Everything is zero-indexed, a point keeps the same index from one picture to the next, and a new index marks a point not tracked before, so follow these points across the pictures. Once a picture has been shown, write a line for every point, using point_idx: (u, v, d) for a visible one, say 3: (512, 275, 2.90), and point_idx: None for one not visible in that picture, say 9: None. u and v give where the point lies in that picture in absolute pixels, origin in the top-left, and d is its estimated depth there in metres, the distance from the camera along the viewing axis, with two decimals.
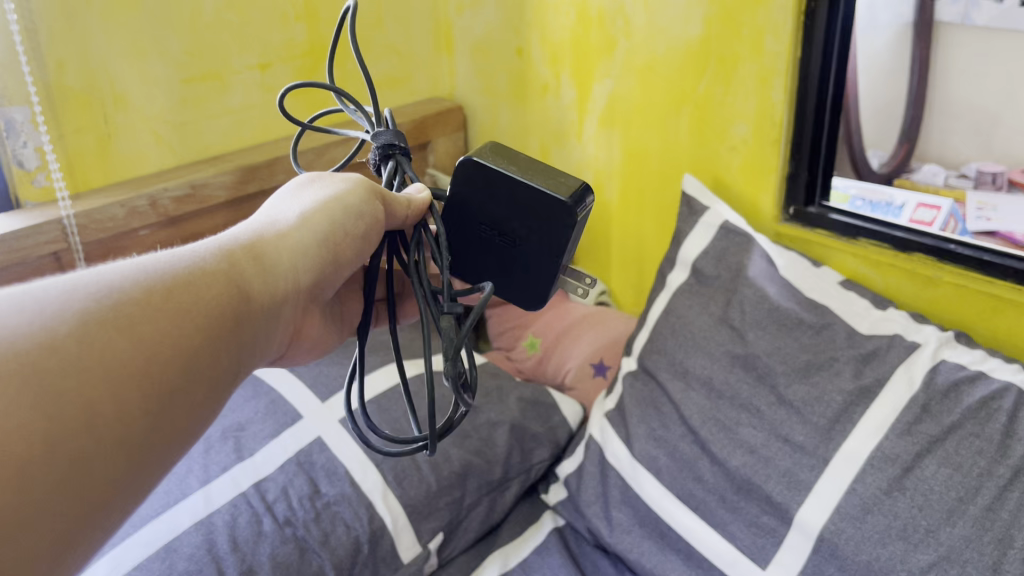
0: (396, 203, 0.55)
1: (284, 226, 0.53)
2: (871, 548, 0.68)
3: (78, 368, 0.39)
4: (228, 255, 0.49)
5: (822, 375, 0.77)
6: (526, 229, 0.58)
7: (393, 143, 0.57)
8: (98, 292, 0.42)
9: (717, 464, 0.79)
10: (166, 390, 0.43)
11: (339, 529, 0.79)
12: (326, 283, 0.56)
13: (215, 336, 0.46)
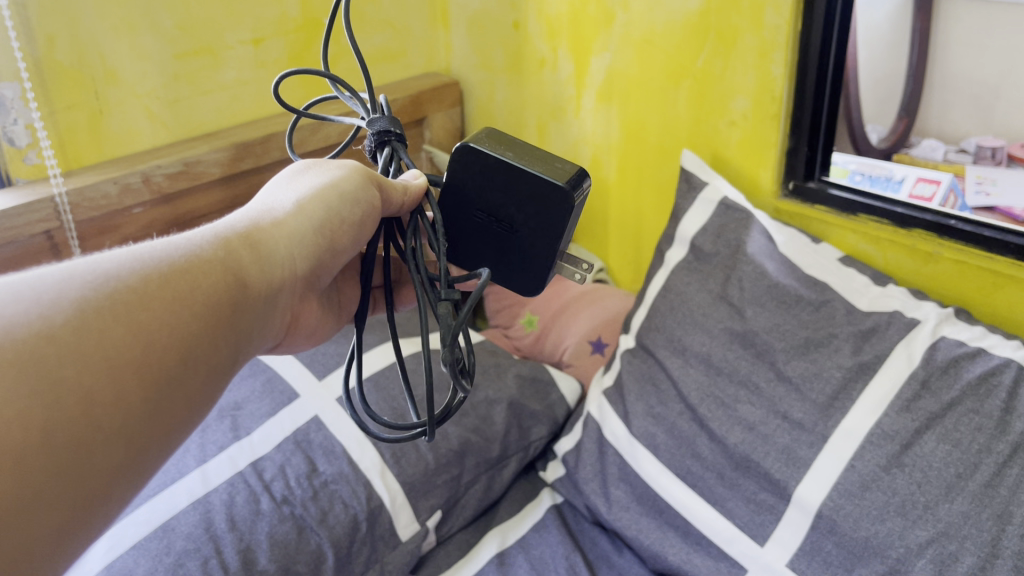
0: (392, 189, 0.54)
1: (280, 214, 0.52)
2: (869, 525, 0.68)
3: (76, 357, 0.37)
4: (224, 241, 0.48)
5: (821, 352, 0.76)
6: (523, 215, 0.57)
7: (388, 130, 0.57)
8: (93, 279, 0.40)
9: (715, 441, 0.79)
10: (166, 378, 0.41)
11: (338, 507, 0.79)
12: (324, 270, 0.55)
13: (215, 322, 0.44)
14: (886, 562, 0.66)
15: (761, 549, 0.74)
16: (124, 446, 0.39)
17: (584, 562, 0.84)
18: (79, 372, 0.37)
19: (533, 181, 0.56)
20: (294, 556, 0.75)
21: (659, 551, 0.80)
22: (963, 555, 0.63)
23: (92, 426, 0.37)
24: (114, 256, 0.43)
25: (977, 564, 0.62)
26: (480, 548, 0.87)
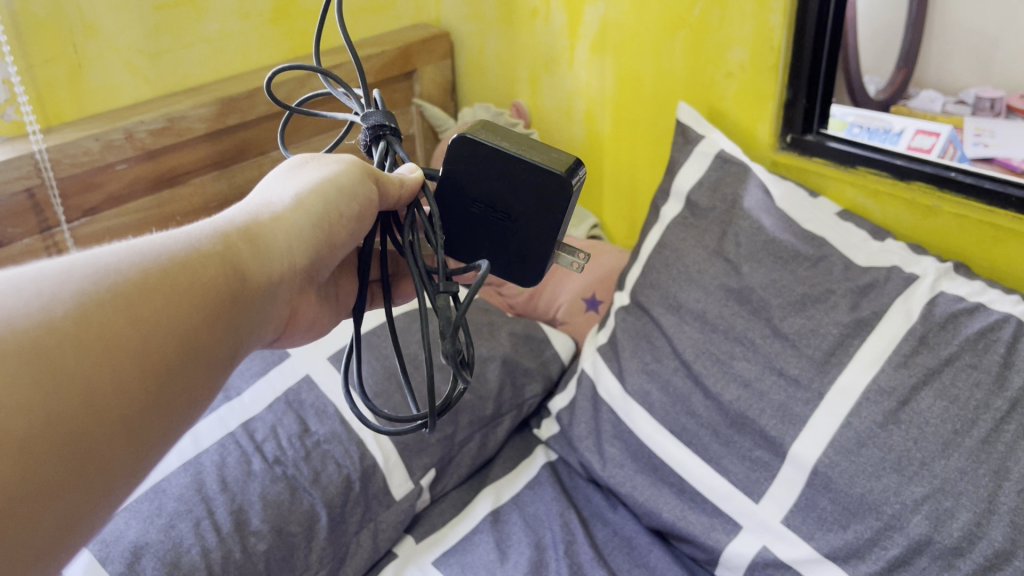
0: (388, 183, 0.53)
1: (278, 208, 0.51)
2: (865, 481, 0.67)
3: (79, 352, 0.37)
4: (224, 236, 0.47)
5: (819, 308, 0.75)
6: (520, 206, 0.55)
7: (384, 124, 0.55)
8: (96, 272, 0.40)
9: (710, 398, 0.78)
10: (167, 374, 0.41)
11: (330, 467, 0.78)
12: (322, 264, 0.54)
13: (214, 316, 0.44)
14: (881, 518, 0.66)
15: (756, 505, 0.74)
16: (126, 441, 0.38)
17: (579, 519, 0.84)
18: (81, 367, 0.37)
19: (531, 170, 0.54)
20: (287, 517, 0.74)
21: (653, 508, 0.80)
22: (959, 511, 0.63)
23: (94, 422, 0.37)
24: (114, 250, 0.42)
25: (973, 521, 0.62)
26: (474, 506, 0.87)
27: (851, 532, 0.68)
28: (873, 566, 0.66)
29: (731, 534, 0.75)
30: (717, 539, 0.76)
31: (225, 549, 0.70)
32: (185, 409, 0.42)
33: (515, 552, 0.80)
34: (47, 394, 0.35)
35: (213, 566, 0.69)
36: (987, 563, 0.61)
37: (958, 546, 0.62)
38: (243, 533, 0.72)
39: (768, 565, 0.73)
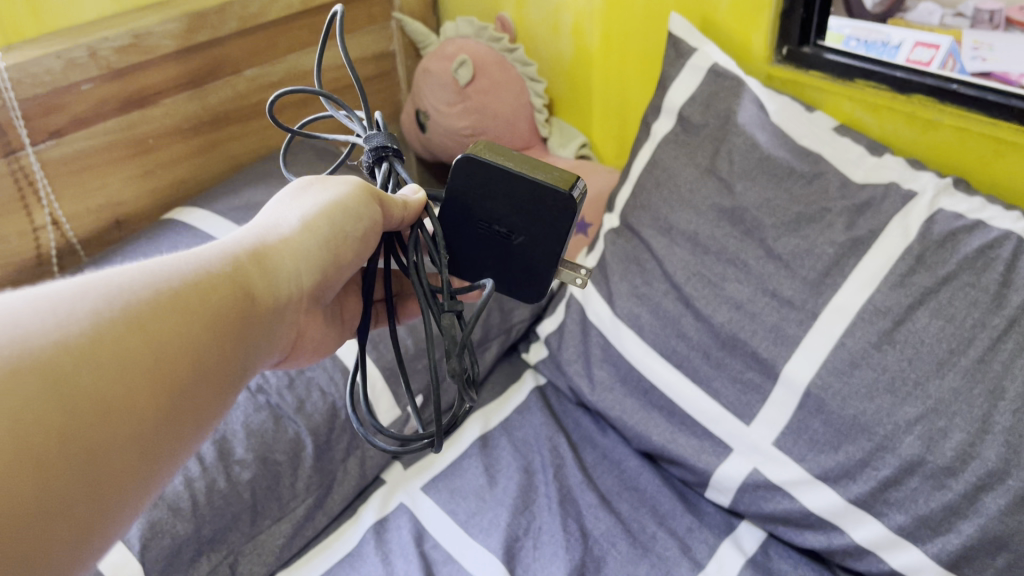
0: (392, 205, 0.53)
1: (285, 230, 0.51)
2: (858, 402, 0.66)
3: (94, 371, 0.38)
4: (232, 257, 0.48)
5: (813, 228, 0.73)
6: (525, 224, 0.57)
7: (386, 145, 0.55)
8: (110, 292, 0.41)
9: (701, 320, 0.77)
10: (176, 392, 0.42)
11: (315, 395, 0.77)
12: (328, 286, 0.54)
13: (221, 333, 0.45)
14: (873, 440, 0.66)
15: (746, 428, 0.73)
16: (135, 456, 0.40)
17: (568, 443, 0.83)
18: (96, 387, 0.38)
19: (536, 190, 0.55)
20: (272, 446, 0.73)
21: (643, 431, 0.80)
22: (952, 431, 0.62)
23: (106, 437, 0.38)
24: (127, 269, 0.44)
25: (967, 441, 0.61)
26: (462, 432, 0.85)
27: (843, 453, 0.67)
28: (863, 486, 0.66)
29: (721, 456, 0.75)
30: (707, 462, 0.76)
31: (209, 479, 0.70)
32: (192, 425, 0.44)
33: (504, 477, 0.80)
34: (62, 412, 0.37)
35: (198, 496, 0.69)
36: (979, 483, 0.61)
37: (950, 466, 0.62)
38: (227, 463, 0.71)
39: (757, 486, 0.72)
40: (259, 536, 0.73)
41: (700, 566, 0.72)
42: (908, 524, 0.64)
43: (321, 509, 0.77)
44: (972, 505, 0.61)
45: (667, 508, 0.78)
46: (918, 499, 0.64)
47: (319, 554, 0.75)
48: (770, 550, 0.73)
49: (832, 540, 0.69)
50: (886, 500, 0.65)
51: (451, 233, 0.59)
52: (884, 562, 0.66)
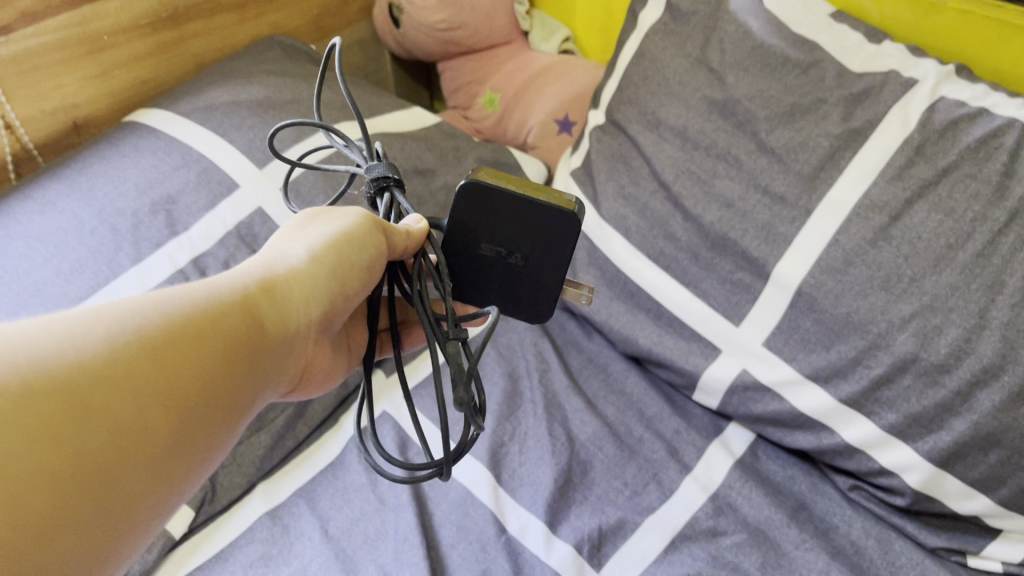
0: (395, 233, 0.51)
1: (294, 261, 0.50)
2: (852, 301, 0.64)
3: (107, 400, 0.39)
4: (241, 287, 0.47)
5: (808, 120, 0.69)
6: (527, 245, 0.55)
7: (388, 176, 0.52)
8: (123, 316, 0.41)
9: (690, 220, 0.74)
10: (187, 421, 0.42)
11: None
12: (337, 313, 0.53)
13: (230, 362, 0.44)
14: (867, 338, 0.64)
15: (736, 329, 0.71)
16: (145, 479, 0.40)
17: (553, 349, 0.82)
18: (106, 412, 0.38)
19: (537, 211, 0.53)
20: None
21: (629, 335, 0.78)
22: (948, 328, 0.60)
23: (116, 464, 0.39)
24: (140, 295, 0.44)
25: (963, 337, 0.59)
26: None
27: (835, 353, 0.66)
28: (855, 385, 0.65)
29: (710, 358, 0.73)
30: (695, 365, 0.74)
31: None
32: (205, 450, 0.43)
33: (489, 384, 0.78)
34: (71, 437, 0.37)
35: None
36: (973, 380, 0.59)
37: (944, 363, 0.60)
38: None
39: (746, 388, 0.71)
40: (238, 448, 0.72)
41: (687, 468, 0.71)
42: (899, 422, 0.63)
43: (301, 420, 0.75)
44: (966, 402, 0.60)
45: (655, 411, 0.76)
46: (911, 397, 0.62)
47: (299, 465, 0.74)
48: (758, 451, 0.73)
49: (821, 440, 0.68)
50: (877, 399, 0.64)
51: (454, 263, 0.57)
52: (873, 461, 0.65)
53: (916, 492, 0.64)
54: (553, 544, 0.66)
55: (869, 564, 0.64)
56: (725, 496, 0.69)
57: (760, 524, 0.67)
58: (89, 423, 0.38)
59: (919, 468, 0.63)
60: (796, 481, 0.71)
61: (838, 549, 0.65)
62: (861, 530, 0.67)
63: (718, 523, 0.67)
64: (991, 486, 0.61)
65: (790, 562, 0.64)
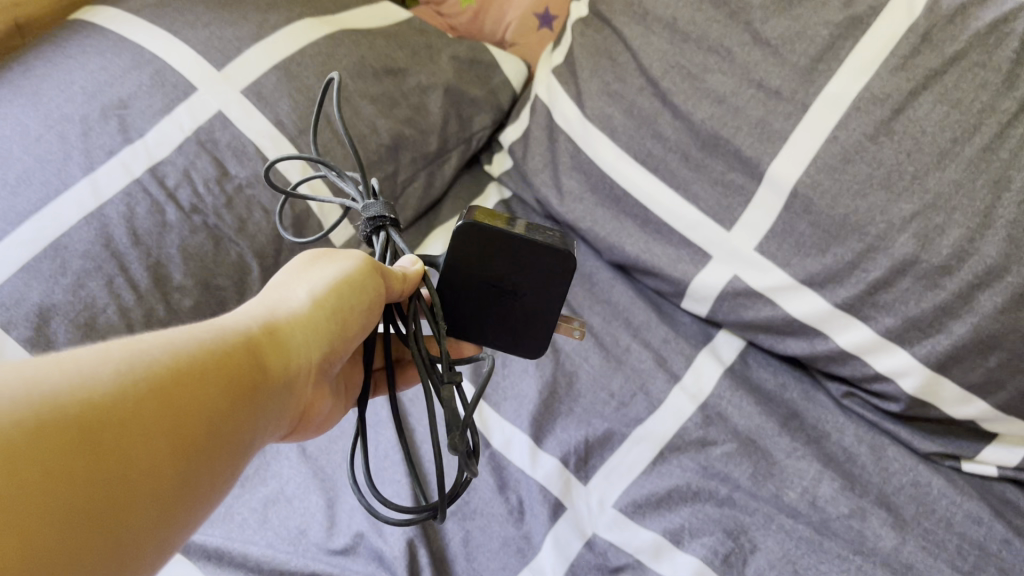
0: (390, 274, 0.47)
1: (291, 304, 0.46)
2: (849, 202, 0.61)
3: (107, 440, 0.35)
4: (243, 326, 0.43)
5: (807, 6, 0.64)
6: (526, 279, 0.52)
7: (384, 215, 0.50)
8: (133, 355, 0.38)
9: (680, 119, 0.70)
10: (191, 463, 0.38)
11: (257, 215, 0.70)
12: (336, 360, 0.49)
13: (237, 397, 0.41)
14: (864, 241, 0.61)
15: (727, 234, 0.68)
16: (150, 539, 0.36)
17: None
18: (117, 460, 0.35)
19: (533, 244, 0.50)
20: (213, 271, 0.68)
21: (615, 242, 0.74)
22: (950, 229, 0.57)
23: (115, 512, 0.34)
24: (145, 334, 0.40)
25: (966, 238, 0.57)
26: (424, 252, 0.80)
27: (831, 257, 0.63)
28: (852, 290, 0.62)
29: (700, 264, 0.70)
30: (684, 272, 0.71)
31: (146, 307, 0.64)
32: (209, 505, 0.39)
33: None
34: (67, 483, 0.33)
35: (136, 326, 0.64)
36: (975, 282, 0.57)
37: (945, 266, 0.58)
38: (165, 290, 0.65)
39: (738, 294, 0.68)
40: None
41: (676, 378, 0.69)
42: (896, 327, 0.61)
43: None
44: (967, 305, 0.57)
45: (642, 320, 0.73)
46: (909, 301, 0.60)
47: None
48: (748, 359, 0.71)
49: (815, 347, 0.65)
50: (874, 304, 0.61)
51: (450, 312, 0.54)
52: (867, 367, 0.63)
53: (911, 397, 0.62)
54: (539, 457, 0.64)
55: (862, 472, 0.63)
56: (715, 404, 0.67)
57: (750, 433, 0.65)
58: (99, 475, 0.34)
59: (916, 373, 0.60)
60: (787, 390, 0.69)
61: (830, 457, 0.64)
62: (854, 437, 0.65)
63: (708, 433, 0.65)
64: (989, 390, 0.59)
65: (781, 471, 0.63)
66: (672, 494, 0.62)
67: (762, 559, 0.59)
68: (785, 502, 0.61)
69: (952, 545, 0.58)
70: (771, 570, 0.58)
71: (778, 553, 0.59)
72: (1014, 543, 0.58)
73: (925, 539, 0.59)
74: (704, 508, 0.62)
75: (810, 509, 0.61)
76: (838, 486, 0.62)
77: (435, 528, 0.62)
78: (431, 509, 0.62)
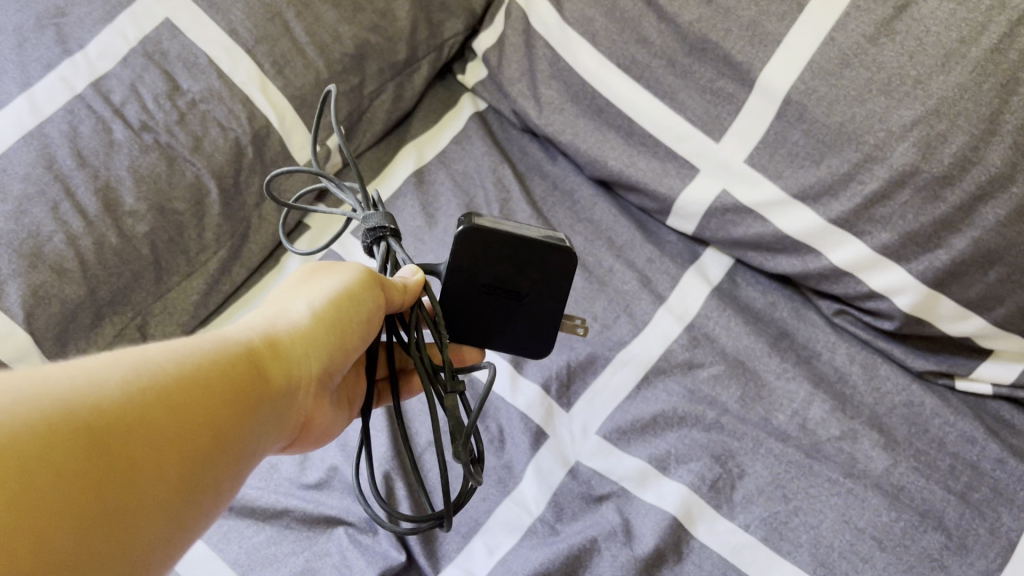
0: (391, 287, 0.45)
1: (291, 320, 0.44)
2: (847, 108, 0.57)
3: (117, 451, 0.33)
4: (245, 337, 0.42)
5: None
6: (529, 281, 0.50)
7: (385, 226, 0.47)
8: (140, 362, 0.36)
9: (667, 22, 0.65)
10: (197, 479, 0.36)
11: (213, 133, 0.65)
12: (336, 374, 0.46)
13: (244, 408, 0.39)
14: (861, 150, 0.57)
15: (716, 146, 0.65)
16: (150, 552, 0.34)
17: (514, 174, 0.74)
18: (121, 470, 0.33)
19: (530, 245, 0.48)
20: (168, 194, 0.63)
21: (597, 157, 0.70)
22: (953, 135, 0.53)
23: (117, 527, 0.33)
24: (145, 346, 0.38)
25: (969, 146, 0.53)
26: (395, 169, 0.76)
27: (825, 169, 0.59)
28: (847, 204, 0.59)
29: (686, 179, 0.66)
30: (670, 187, 0.67)
31: (96, 235, 0.59)
32: (211, 517, 0.38)
33: (444, 216, 0.71)
34: (70, 490, 0.32)
35: (86, 255, 0.59)
36: (978, 193, 0.53)
37: (946, 175, 0.54)
38: (116, 215, 0.60)
39: (727, 211, 0.65)
40: (168, 295, 0.64)
41: (661, 299, 0.66)
42: (892, 243, 0.58)
43: (238, 261, 0.68)
44: (968, 218, 0.54)
45: (626, 239, 0.70)
46: (907, 215, 0.56)
47: (240, 311, 0.68)
48: (736, 277, 0.68)
49: (807, 264, 0.62)
50: (870, 218, 0.58)
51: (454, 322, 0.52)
52: (862, 284, 0.60)
53: (906, 315, 0.59)
54: (519, 383, 0.62)
55: (854, 393, 0.61)
56: (702, 325, 0.64)
57: (738, 355, 0.63)
58: (103, 483, 0.33)
59: (912, 290, 0.58)
60: (777, 309, 0.66)
61: (821, 377, 0.62)
62: (845, 356, 0.63)
63: (695, 355, 0.63)
64: (988, 307, 0.56)
65: (770, 393, 0.61)
66: (658, 419, 0.60)
67: (751, 484, 0.57)
68: (775, 426, 0.60)
69: (944, 466, 0.57)
70: (761, 495, 0.57)
71: (767, 479, 0.57)
72: (1007, 463, 0.56)
73: (917, 461, 0.57)
74: (692, 433, 0.59)
75: (800, 432, 0.59)
76: (829, 407, 0.60)
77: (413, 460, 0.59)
78: (407, 441, 0.60)
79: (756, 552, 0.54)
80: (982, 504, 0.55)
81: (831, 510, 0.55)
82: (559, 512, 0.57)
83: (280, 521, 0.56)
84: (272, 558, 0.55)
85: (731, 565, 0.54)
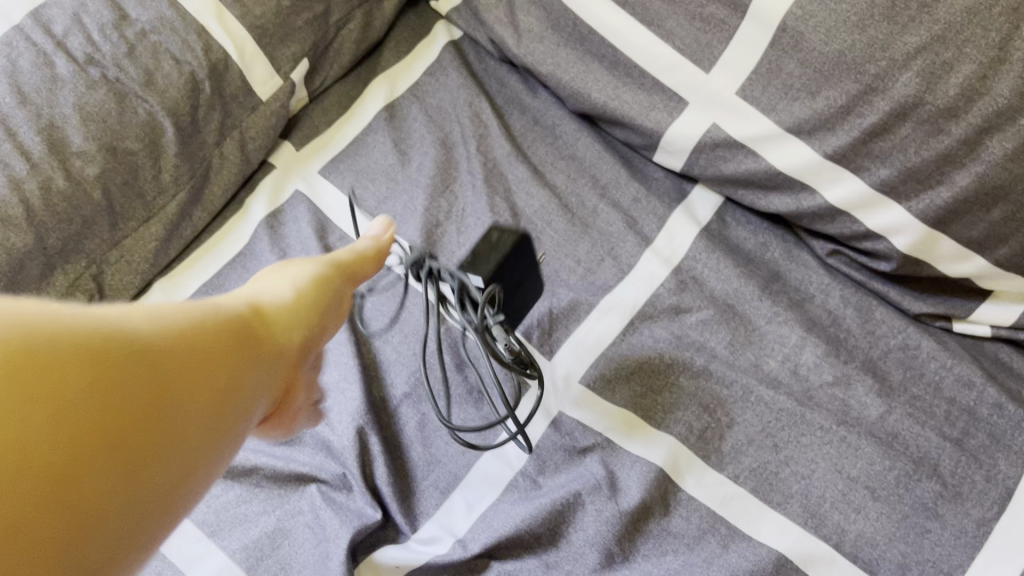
0: (360, 262, 0.45)
1: (275, 291, 0.38)
2: (847, 36, 0.53)
3: (134, 394, 0.27)
4: (234, 305, 0.35)
5: None
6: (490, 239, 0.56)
7: (460, 276, 0.54)
8: (153, 311, 0.30)
9: None
10: (203, 442, 0.30)
11: (166, 66, 0.60)
12: (308, 360, 0.40)
13: (249, 365, 0.33)
14: (861, 82, 0.53)
15: (705, 77, 0.60)
16: (134, 535, 0.27)
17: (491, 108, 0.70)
18: (131, 423, 0.27)
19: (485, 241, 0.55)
20: (120, 133, 0.58)
21: (580, 90, 0.66)
22: (960, 64, 0.50)
23: (120, 484, 0.26)
24: (138, 304, 0.31)
25: (976, 75, 0.50)
26: (365, 102, 0.71)
27: (822, 100, 0.55)
28: (844, 138, 0.55)
29: (675, 112, 0.62)
30: (657, 121, 0.63)
31: (42, 178, 0.55)
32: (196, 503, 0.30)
33: (418, 153, 0.68)
34: (79, 425, 0.25)
35: (31, 200, 0.55)
36: (984, 126, 0.50)
37: (952, 107, 0.51)
38: (63, 156, 0.56)
39: (716, 146, 0.61)
40: (124, 242, 0.60)
41: (647, 241, 0.63)
42: (892, 179, 0.54)
43: (200, 204, 0.64)
44: (972, 152, 0.51)
45: (611, 177, 0.66)
46: (909, 149, 0.53)
47: (203, 257, 0.64)
48: (725, 217, 0.65)
49: (801, 203, 0.59)
50: (869, 153, 0.54)
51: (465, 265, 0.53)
52: (857, 223, 0.57)
53: (903, 256, 0.56)
54: None
55: (848, 336, 0.58)
56: (689, 269, 0.61)
57: (728, 299, 0.60)
58: (111, 424, 0.26)
59: (910, 230, 0.55)
60: (768, 250, 0.63)
61: (813, 321, 0.59)
62: (840, 299, 0.60)
63: (682, 300, 0.60)
64: (989, 247, 0.54)
65: (761, 338, 0.58)
66: (644, 366, 0.58)
67: (740, 433, 0.55)
68: (765, 372, 0.57)
69: (941, 412, 0.54)
70: (751, 445, 0.54)
71: (757, 427, 0.55)
72: (1006, 407, 0.53)
73: (913, 407, 0.55)
74: (679, 381, 0.57)
75: (791, 378, 0.57)
76: (822, 351, 0.57)
77: (388, 413, 0.57)
78: (379, 392, 0.57)
79: (745, 504, 0.53)
80: (978, 451, 0.53)
81: (823, 459, 0.53)
82: (540, 466, 0.55)
83: (248, 479, 0.54)
84: (242, 517, 0.53)
85: (720, 518, 0.52)
